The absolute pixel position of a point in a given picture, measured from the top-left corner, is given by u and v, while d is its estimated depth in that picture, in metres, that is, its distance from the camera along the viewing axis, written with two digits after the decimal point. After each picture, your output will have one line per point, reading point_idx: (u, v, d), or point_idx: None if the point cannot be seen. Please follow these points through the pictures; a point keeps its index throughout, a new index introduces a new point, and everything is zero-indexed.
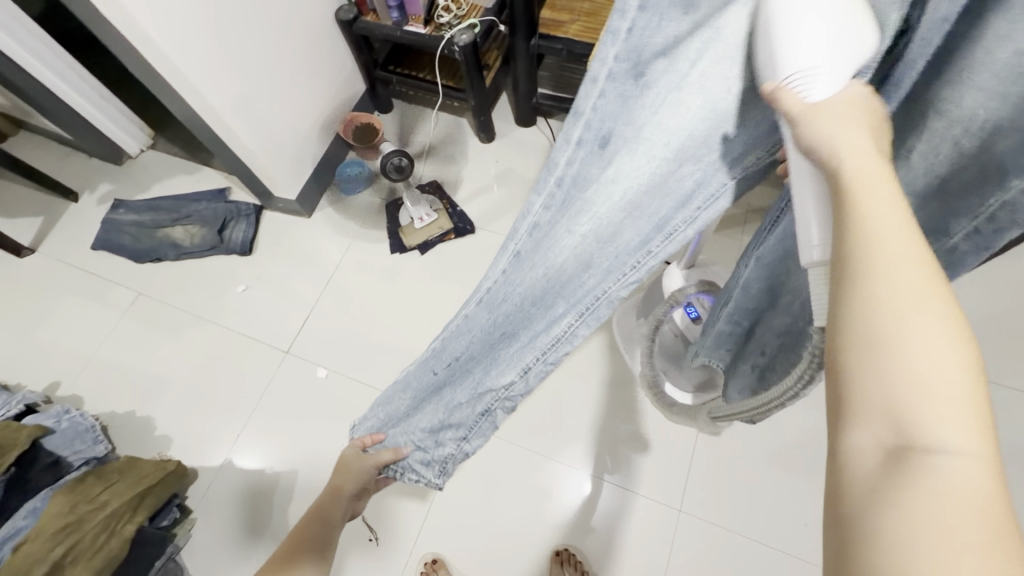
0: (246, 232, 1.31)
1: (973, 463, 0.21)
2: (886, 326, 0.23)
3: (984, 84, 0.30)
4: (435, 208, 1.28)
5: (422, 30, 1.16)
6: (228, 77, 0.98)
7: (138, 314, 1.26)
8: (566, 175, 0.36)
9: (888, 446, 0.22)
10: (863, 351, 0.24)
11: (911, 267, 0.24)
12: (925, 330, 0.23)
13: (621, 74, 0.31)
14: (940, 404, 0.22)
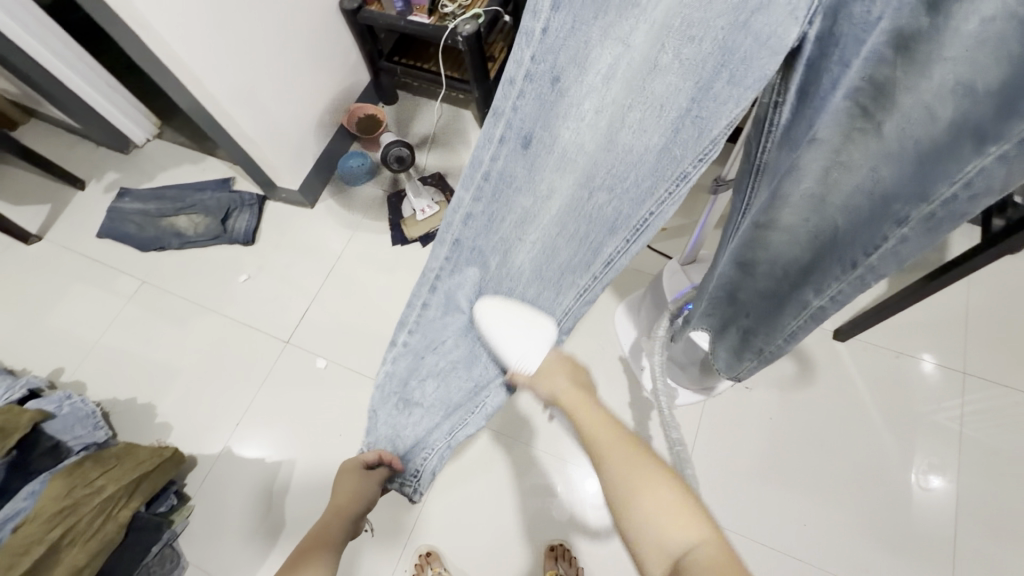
0: (249, 221, 1.31)
1: (701, 544, 0.41)
2: (628, 494, 0.45)
3: (952, 53, 0.29)
4: (437, 200, 1.27)
5: (426, 20, 1.15)
6: (230, 65, 0.98)
7: (141, 302, 1.26)
8: (494, 171, 0.39)
9: (668, 561, 0.41)
10: (631, 513, 0.44)
11: (624, 457, 0.47)
12: (645, 484, 0.45)
13: (540, 78, 0.35)
14: (670, 521, 0.43)
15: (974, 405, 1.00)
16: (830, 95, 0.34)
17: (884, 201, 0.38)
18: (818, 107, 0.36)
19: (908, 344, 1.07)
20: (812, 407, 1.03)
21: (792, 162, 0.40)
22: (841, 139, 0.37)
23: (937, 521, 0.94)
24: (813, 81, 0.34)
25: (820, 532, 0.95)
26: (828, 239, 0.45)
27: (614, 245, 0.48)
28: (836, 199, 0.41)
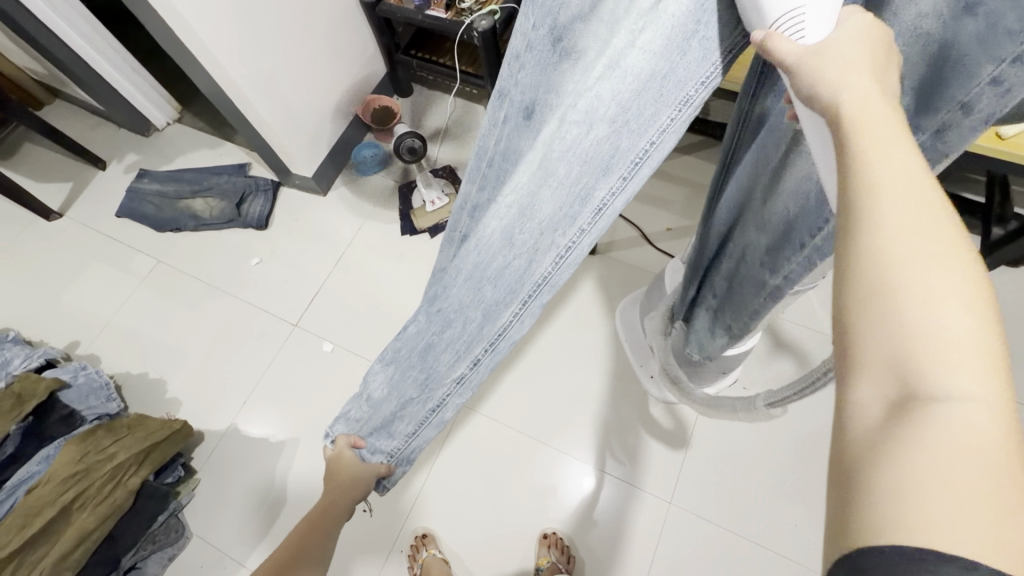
0: (263, 207, 1.34)
1: (979, 410, 0.20)
2: (893, 279, 0.22)
3: None
4: (447, 192, 1.29)
5: (443, 14, 1.17)
6: (251, 52, 1.00)
7: (156, 281, 1.30)
8: (500, 151, 0.51)
9: (892, 400, 0.21)
10: (869, 303, 0.23)
11: (908, 188, 0.24)
12: (937, 280, 0.22)
13: (530, 52, 0.40)
14: (950, 353, 0.21)
15: None
16: None
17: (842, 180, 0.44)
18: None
19: None
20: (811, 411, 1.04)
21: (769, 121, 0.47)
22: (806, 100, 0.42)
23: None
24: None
25: (813, 534, 0.96)
26: None
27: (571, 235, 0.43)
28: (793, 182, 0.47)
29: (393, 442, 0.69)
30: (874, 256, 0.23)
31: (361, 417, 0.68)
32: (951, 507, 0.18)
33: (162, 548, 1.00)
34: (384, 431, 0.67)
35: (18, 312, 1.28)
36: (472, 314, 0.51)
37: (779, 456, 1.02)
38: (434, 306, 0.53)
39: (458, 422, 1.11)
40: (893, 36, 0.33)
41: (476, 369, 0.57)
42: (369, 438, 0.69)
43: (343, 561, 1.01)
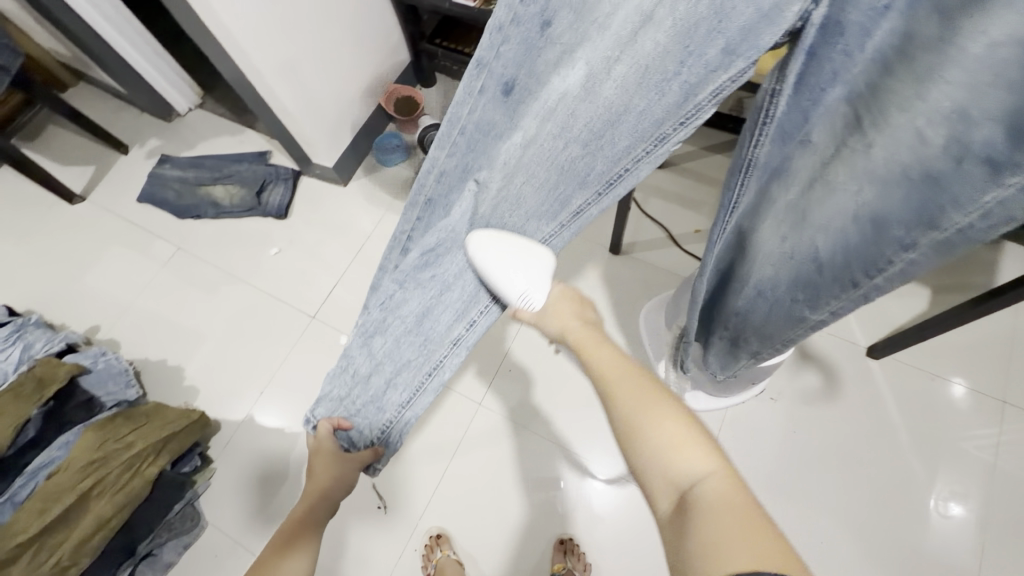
0: (283, 195, 1.33)
1: (712, 478, 0.39)
2: (636, 430, 0.43)
3: (954, 78, 0.29)
4: None
5: (471, 3, 1.14)
6: (275, 40, 0.98)
7: (176, 267, 1.30)
8: (469, 122, 0.40)
9: (675, 498, 0.39)
10: (633, 447, 0.43)
11: (624, 378, 0.47)
12: (657, 420, 0.43)
13: (528, 21, 0.35)
14: (682, 457, 0.41)
15: (1010, 433, 0.97)
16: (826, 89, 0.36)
17: (878, 224, 0.39)
18: (815, 102, 0.37)
19: (946, 367, 1.03)
20: (838, 423, 1.01)
21: (785, 163, 0.43)
22: (830, 142, 0.39)
23: (958, 549, 0.91)
24: (813, 74, 0.35)
25: (835, 551, 0.93)
26: (816, 255, 0.46)
27: (586, 196, 0.50)
28: (816, 217, 0.44)
29: (379, 420, 0.55)
30: (620, 412, 0.45)
31: (344, 395, 0.58)
32: (726, 547, 0.34)
33: (178, 537, 1.01)
34: (369, 411, 0.55)
35: (40, 295, 1.28)
36: (472, 272, 0.50)
37: (802, 468, 0.99)
38: (424, 273, 0.49)
39: (474, 420, 1.09)
40: (948, 78, 0.30)
41: (475, 329, 0.52)
42: (356, 418, 0.58)
43: (354, 557, 1.00)
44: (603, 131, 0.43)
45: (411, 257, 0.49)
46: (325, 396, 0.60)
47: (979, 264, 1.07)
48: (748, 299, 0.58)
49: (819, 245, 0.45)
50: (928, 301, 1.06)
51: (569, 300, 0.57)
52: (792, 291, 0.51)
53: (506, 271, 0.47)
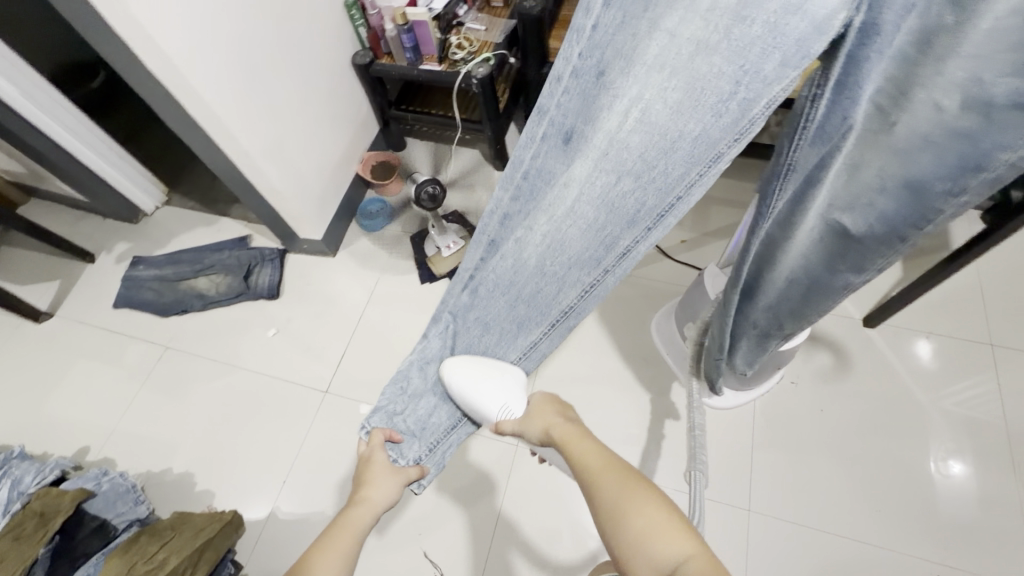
0: (272, 275, 1.31)
1: (691, 559, 0.46)
2: (616, 510, 0.52)
3: (968, 53, 0.35)
4: (462, 236, 1.28)
5: (437, 67, 1.22)
6: (261, 123, 1.01)
7: (166, 369, 1.23)
8: (532, 167, 0.55)
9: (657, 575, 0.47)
10: (615, 532, 0.52)
11: (603, 471, 0.57)
12: (634, 507, 0.52)
13: (587, 73, 0.48)
14: (660, 534, 0.49)
15: (993, 377, 1.06)
16: (857, 88, 0.39)
17: (921, 186, 0.44)
18: (851, 100, 0.40)
19: (931, 327, 1.12)
20: (856, 394, 1.07)
21: (820, 173, 0.46)
22: (857, 138, 0.43)
23: (978, 497, 0.97)
24: (853, 74, 0.38)
25: (882, 520, 0.96)
26: (859, 231, 0.51)
27: (632, 237, 0.56)
28: (854, 201, 0.48)
29: (434, 437, 0.71)
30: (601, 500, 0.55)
31: (408, 412, 0.70)
32: None
33: None
34: (439, 422, 0.71)
35: (15, 427, 1.17)
36: (519, 307, 0.66)
37: (824, 451, 1.03)
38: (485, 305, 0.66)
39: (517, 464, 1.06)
40: (964, 52, 0.35)
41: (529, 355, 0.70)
42: (416, 433, 0.70)
43: None
44: (655, 161, 0.50)
45: (461, 295, 0.65)
46: (379, 412, 0.70)
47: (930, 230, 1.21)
48: (795, 283, 0.60)
49: (861, 217, 0.49)
50: (901, 269, 1.17)
51: (552, 410, 0.67)
52: (835, 269, 0.56)
53: (485, 385, 0.65)
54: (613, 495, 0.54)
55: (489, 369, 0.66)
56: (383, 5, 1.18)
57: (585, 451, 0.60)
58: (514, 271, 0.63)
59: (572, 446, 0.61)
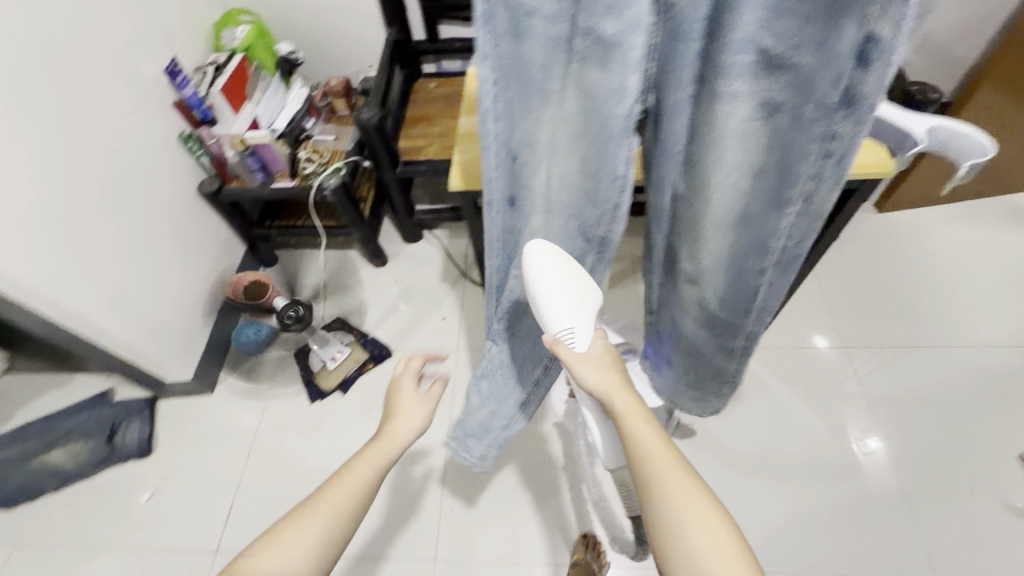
0: (141, 429, 1.18)
1: None
2: (674, 511, 0.48)
3: (736, 147, 0.40)
4: (346, 342, 1.25)
5: (290, 183, 1.22)
6: (89, 279, 0.94)
7: (19, 572, 1.05)
8: (498, 236, 0.58)
9: None
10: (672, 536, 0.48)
11: (661, 454, 0.51)
12: (699, 511, 0.48)
13: (503, 167, 0.50)
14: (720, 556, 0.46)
15: (854, 373, 1.15)
16: (670, 150, 0.45)
17: (742, 263, 0.49)
18: (669, 161, 0.46)
19: (798, 341, 1.21)
20: (744, 419, 1.13)
21: (672, 215, 0.52)
22: (687, 205, 0.49)
23: (869, 497, 1.03)
24: (667, 144, 0.45)
25: (795, 544, 1.00)
26: (711, 297, 0.56)
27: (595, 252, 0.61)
28: (702, 267, 0.53)
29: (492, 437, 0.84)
30: (661, 495, 0.49)
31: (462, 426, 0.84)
32: None
33: None
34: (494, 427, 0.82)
35: None
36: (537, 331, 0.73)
37: (729, 485, 1.07)
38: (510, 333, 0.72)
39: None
40: (728, 146, 0.40)
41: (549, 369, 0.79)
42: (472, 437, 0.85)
43: None
44: (585, 204, 0.54)
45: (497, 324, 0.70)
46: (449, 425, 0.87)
47: None
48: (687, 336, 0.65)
49: (710, 279, 0.54)
50: None
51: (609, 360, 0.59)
52: (712, 329, 0.60)
53: (558, 292, 0.56)
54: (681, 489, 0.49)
55: (570, 271, 0.57)
56: (221, 132, 1.18)
57: (642, 439, 0.52)
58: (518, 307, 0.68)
59: (633, 426, 0.53)
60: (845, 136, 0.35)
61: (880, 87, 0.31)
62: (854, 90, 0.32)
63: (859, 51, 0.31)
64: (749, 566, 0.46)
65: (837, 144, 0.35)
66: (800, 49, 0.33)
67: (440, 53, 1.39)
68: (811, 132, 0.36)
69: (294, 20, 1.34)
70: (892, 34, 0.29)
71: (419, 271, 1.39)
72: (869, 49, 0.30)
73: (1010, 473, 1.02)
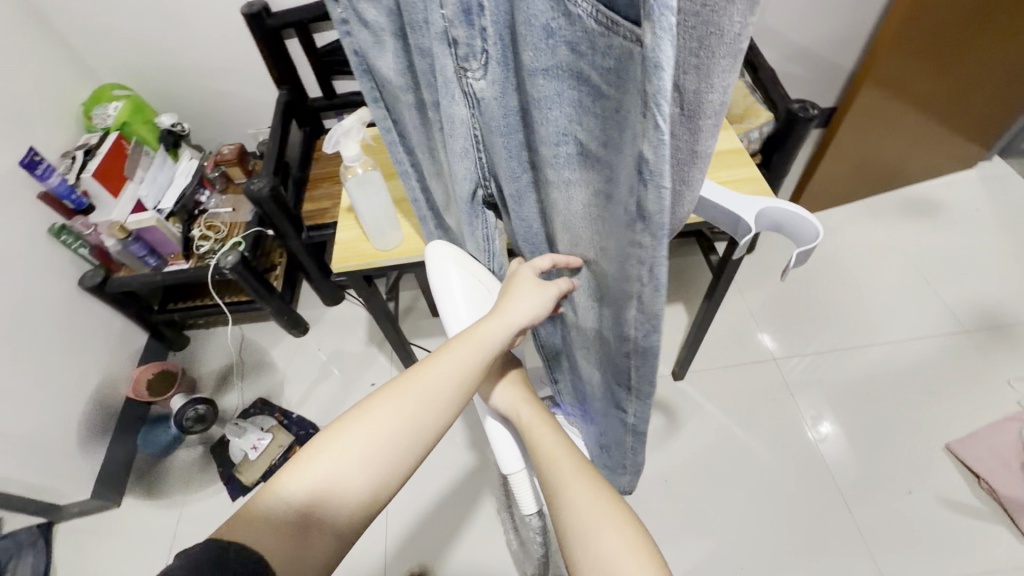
0: (36, 562, 1.02)
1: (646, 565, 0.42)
2: (568, 496, 0.48)
3: (579, 218, 0.43)
4: (268, 426, 1.15)
5: (185, 265, 1.14)
6: None
7: None
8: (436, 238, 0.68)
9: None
10: (569, 522, 0.46)
11: (556, 448, 0.53)
12: (593, 495, 0.47)
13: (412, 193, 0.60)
14: (616, 537, 0.44)
15: (784, 385, 1.17)
16: (533, 210, 0.48)
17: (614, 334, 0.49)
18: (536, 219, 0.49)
19: (729, 359, 1.23)
20: (685, 449, 1.12)
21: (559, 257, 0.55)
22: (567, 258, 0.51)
23: (816, 511, 1.03)
24: (525, 208, 0.48)
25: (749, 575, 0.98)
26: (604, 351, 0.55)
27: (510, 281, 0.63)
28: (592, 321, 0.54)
29: None
30: (556, 485, 0.50)
31: None
32: None
33: None
34: None
35: None
36: None
37: (680, 520, 1.05)
38: None
39: None
40: (571, 215, 0.43)
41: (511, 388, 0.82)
42: None
43: None
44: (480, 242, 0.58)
45: None
46: None
47: (697, 271, 1.36)
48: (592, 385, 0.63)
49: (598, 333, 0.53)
50: (685, 315, 1.30)
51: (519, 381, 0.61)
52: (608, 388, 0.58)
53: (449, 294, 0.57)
54: (581, 495, 0.47)
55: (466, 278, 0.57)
56: (98, 220, 1.08)
57: (557, 461, 0.51)
58: None
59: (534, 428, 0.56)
60: (651, 251, 0.33)
61: (663, 210, 0.30)
62: (646, 211, 0.31)
63: (641, 176, 0.30)
64: (657, 566, 0.42)
65: (644, 256, 0.34)
66: (608, 150, 0.34)
67: (340, 108, 1.31)
68: (625, 235, 0.35)
69: (177, 88, 1.26)
70: (656, 164, 0.28)
71: (343, 334, 1.31)
72: (646, 176, 0.29)
73: (940, 468, 1.04)
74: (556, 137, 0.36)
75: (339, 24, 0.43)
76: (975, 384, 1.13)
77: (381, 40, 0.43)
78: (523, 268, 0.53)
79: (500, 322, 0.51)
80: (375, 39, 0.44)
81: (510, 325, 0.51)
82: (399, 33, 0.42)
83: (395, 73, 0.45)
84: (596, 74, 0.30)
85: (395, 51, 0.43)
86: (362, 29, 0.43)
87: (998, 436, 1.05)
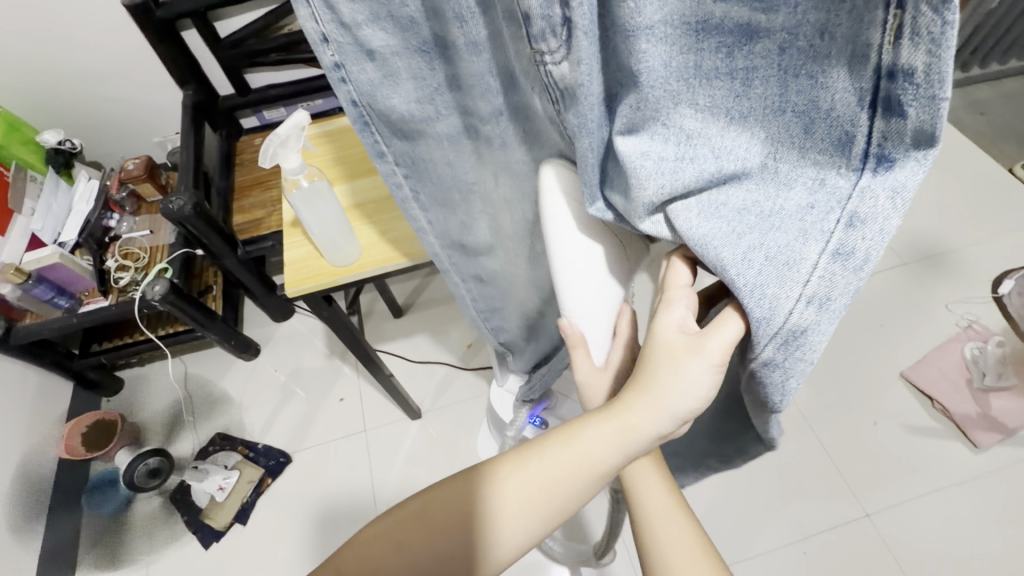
0: None
1: None
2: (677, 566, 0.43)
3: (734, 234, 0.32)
4: (232, 463, 1.07)
5: (104, 301, 1.01)
6: None
7: None
8: (471, 278, 0.56)
9: None
10: None
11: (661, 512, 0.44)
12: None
13: (436, 220, 0.49)
14: None
15: None
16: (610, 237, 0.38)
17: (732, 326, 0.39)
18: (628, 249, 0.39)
19: None
20: None
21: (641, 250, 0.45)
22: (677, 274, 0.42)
23: (794, 453, 1.08)
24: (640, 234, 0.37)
25: (743, 527, 1.02)
26: None
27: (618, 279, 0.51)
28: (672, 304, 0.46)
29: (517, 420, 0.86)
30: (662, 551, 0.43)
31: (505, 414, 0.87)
32: None
33: None
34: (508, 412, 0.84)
35: None
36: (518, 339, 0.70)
37: None
38: (530, 338, 0.69)
39: None
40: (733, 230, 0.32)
41: (539, 375, 0.76)
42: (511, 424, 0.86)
43: None
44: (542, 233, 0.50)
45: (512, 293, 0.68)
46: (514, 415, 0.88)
47: None
48: None
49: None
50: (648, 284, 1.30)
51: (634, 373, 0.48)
52: None
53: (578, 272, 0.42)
54: (655, 503, 0.44)
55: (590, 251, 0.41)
56: None
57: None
58: (522, 318, 0.64)
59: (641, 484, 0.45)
60: (872, 217, 0.24)
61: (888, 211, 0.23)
62: (885, 144, 0.22)
63: (869, 101, 0.21)
64: None
65: (859, 234, 0.24)
66: (752, 116, 0.26)
67: (257, 104, 1.17)
68: (805, 225, 0.25)
69: (57, 100, 1.09)
70: (927, 69, 0.19)
71: (299, 351, 1.21)
72: (891, 94, 0.21)
73: (899, 395, 1.11)
74: (657, 120, 0.28)
75: (330, 71, 0.35)
76: (919, 310, 1.20)
77: (388, 68, 0.36)
78: (665, 321, 0.35)
79: (646, 406, 0.36)
80: (382, 71, 0.36)
81: (658, 412, 0.35)
82: (412, 44, 0.34)
83: (412, 104, 0.38)
84: (745, 7, 0.23)
85: (411, 69, 0.36)
86: (363, 61, 0.35)
87: (944, 358, 1.13)
